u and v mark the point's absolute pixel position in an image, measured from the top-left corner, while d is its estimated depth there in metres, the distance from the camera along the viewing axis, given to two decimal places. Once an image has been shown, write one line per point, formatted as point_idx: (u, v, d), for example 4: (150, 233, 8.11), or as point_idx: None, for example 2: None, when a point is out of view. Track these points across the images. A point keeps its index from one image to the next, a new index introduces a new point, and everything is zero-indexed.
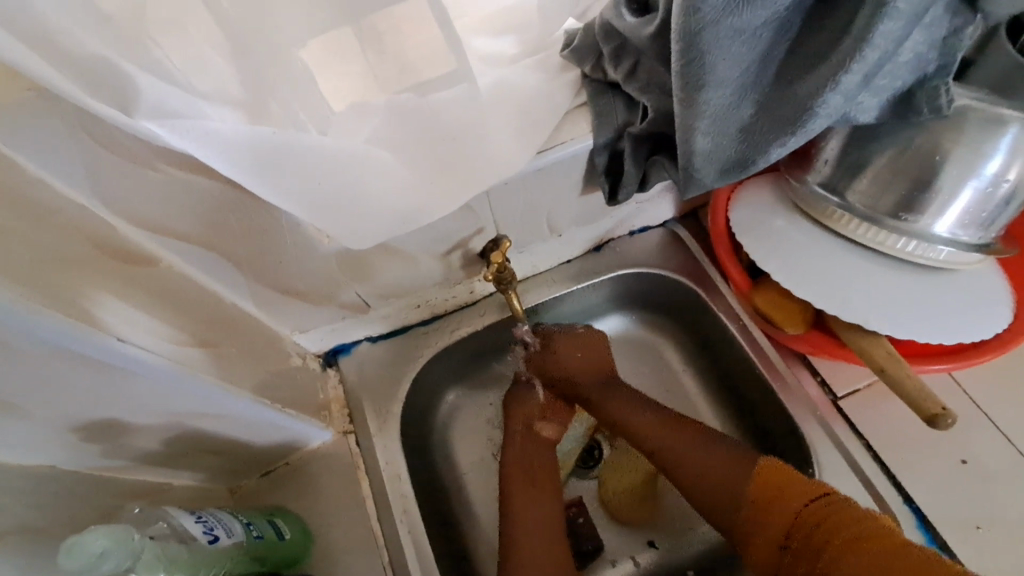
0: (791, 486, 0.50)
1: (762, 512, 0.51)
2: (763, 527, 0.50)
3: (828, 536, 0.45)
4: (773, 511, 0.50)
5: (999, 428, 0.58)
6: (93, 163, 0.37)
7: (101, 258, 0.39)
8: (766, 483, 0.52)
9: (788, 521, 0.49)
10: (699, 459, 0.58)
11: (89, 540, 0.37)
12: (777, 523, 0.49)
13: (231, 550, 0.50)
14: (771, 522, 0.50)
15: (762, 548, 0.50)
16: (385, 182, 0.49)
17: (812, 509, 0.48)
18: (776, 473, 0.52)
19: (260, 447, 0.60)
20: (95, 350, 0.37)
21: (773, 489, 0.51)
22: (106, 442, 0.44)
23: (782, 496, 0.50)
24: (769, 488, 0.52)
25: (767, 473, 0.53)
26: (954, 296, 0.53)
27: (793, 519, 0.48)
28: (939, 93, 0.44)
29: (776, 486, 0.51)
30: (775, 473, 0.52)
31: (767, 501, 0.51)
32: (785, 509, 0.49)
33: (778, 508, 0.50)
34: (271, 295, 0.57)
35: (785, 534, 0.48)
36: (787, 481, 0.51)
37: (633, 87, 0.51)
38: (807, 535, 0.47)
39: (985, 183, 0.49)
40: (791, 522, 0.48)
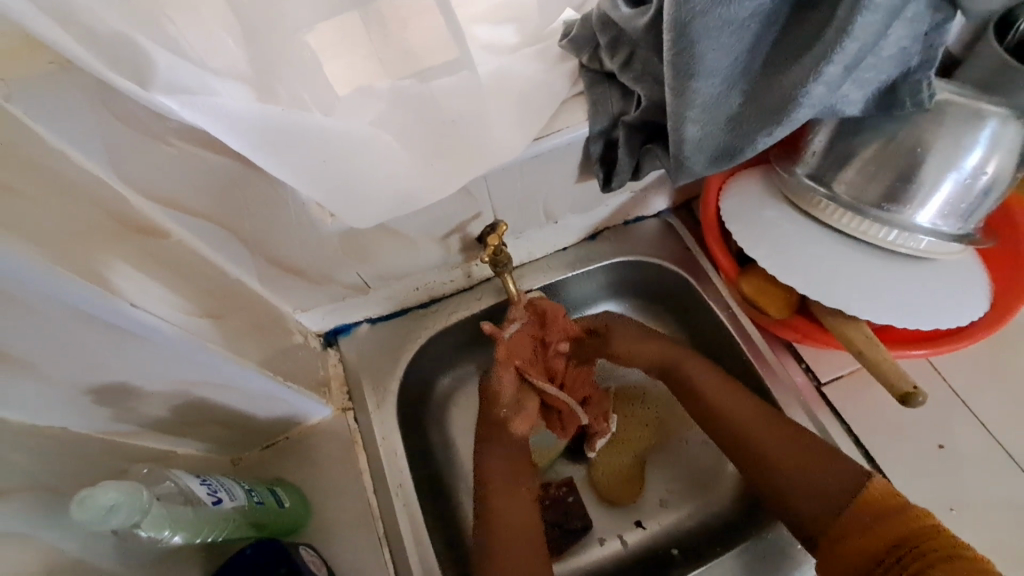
0: (908, 509, 0.48)
1: (862, 524, 0.49)
2: (853, 542, 0.49)
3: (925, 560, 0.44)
4: (873, 525, 0.49)
5: (975, 414, 0.60)
6: (110, 137, 0.39)
7: (115, 227, 0.41)
8: (874, 499, 0.50)
9: (893, 533, 0.47)
10: (797, 454, 0.56)
11: (101, 493, 0.39)
12: (876, 535, 0.48)
13: (232, 514, 0.52)
14: (870, 530, 0.48)
15: (849, 559, 0.49)
16: (387, 163, 0.51)
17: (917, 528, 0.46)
18: (886, 494, 0.50)
19: (262, 420, 0.62)
20: (110, 314, 0.39)
21: (877, 510, 0.49)
22: (117, 406, 0.46)
23: (890, 513, 0.48)
24: (871, 504, 0.50)
25: (877, 493, 0.51)
26: (934, 285, 0.55)
27: (901, 533, 0.46)
28: (921, 87, 0.47)
29: (883, 501, 0.50)
30: (883, 494, 0.50)
31: (871, 515, 0.49)
32: (895, 522, 0.47)
33: (880, 526, 0.48)
34: (275, 272, 0.59)
35: (880, 552, 0.47)
36: (891, 502, 0.49)
37: (628, 76, 0.53)
38: (906, 552, 0.45)
39: (966, 175, 0.51)
40: (900, 536, 0.46)
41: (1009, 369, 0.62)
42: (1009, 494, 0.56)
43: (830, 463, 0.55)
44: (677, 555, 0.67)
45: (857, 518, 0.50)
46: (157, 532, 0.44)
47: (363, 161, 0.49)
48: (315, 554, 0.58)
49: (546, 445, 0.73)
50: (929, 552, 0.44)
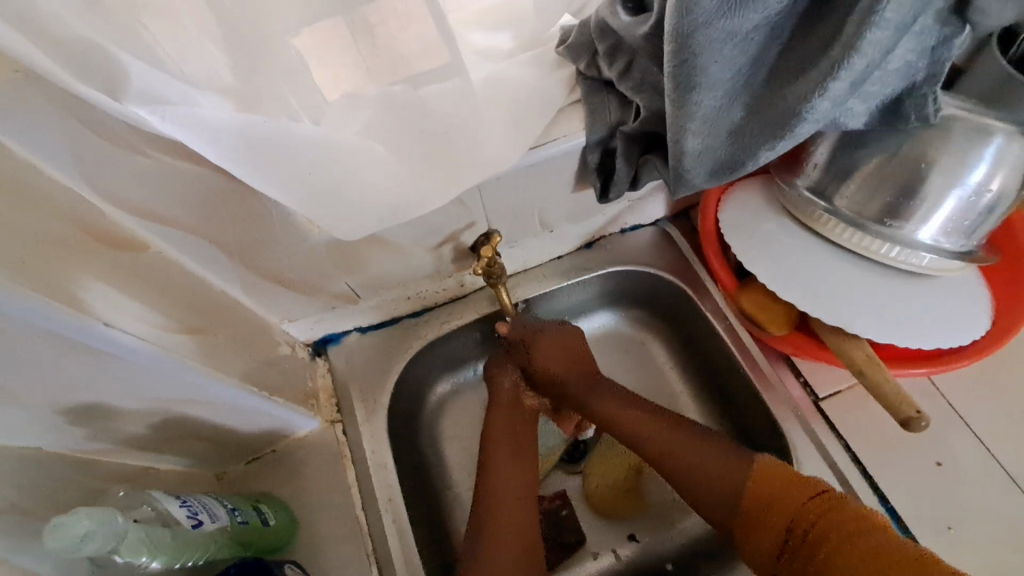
0: (798, 488, 0.51)
1: (761, 509, 0.52)
2: (758, 527, 0.52)
3: (824, 542, 0.46)
4: (768, 510, 0.51)
5: (974, 431, 0.59)
6: (82, 147, 0.37)
7: (88, 241, 0.39)
8: (767, 480, 0.53)
9: (788, 517, 0.50)
10: (699, 449, 0.58)
11: (73, 522, 0.37)
12: (774, 516, 0.51)
13: (214, 534, 0.50)
14: (769, 517, 0.51)
15: (758, 546, 0.51)
16: (376, 174, 0.49)
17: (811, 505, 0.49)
18: (777, 472, 0.53)
19: (247, 434, 0.60)
20: (80, 334, 0.37)
21: (773, 487, 0.52)
22: (92, 425, 0.44)
23: (788, 489, 0.51)
24: (765, 486, 0.53)
25: (766, 474, 0.53)
26: (935, 302, 0.54)
27: (801, 510, 0.49)
28: (927, 102, 0.45)
29: (779, 483, 0.52)
30: (778, 472, 0.53)
31: (764, 496, 0.52)
32: (789, 503, 0.50)
33: (777, 508, 0.51)
34: (260, 283, 0.58)
35: (783, 539, 0.49)
36: (784, 480, 0.52)
37: (627, 85, 0.52)
38: (806, 536, 0.47)
39: (970, 191, 0.50)
40: (791, 519, 0.49)
41: (1008, 386, 0.61)
42: (1007, 514, 0.56)
43: (708, 453, 0.58)
44: (671, 569, 0.67)
45: (755, 504, 0.52)
46: (134, 557, 0.42)
47: (351, 173, 0.48)
48: (300, 572, 0.56)
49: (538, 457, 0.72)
50: (826, 535, 0.46)
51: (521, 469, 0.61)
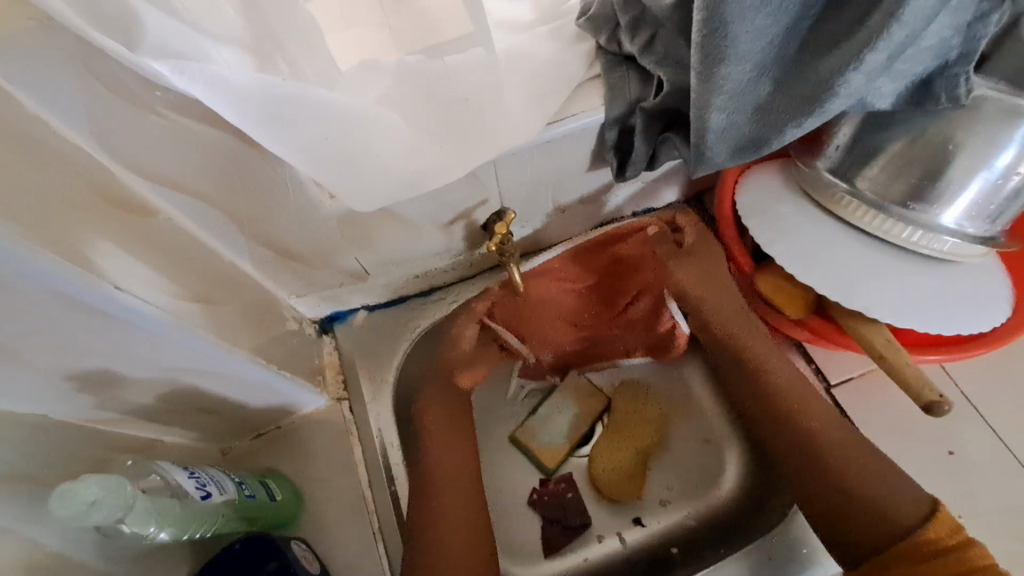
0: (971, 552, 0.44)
1: (921, 554, 0.46)
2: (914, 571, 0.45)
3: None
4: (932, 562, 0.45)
5: (986, 419, 0.59)
6: (95, 105, 0.36)
7: (100, 203, 0.38)
8: (937, 538, 0.46)
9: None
10: (868, 466, 0.52)
11: (83, 488, 0.36)
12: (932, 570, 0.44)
13: (220, 508, 0.50)
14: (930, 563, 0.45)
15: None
16: (392, 143, 0.48)
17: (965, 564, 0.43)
18: (952, 531, 0.46)
19: (253, 409, 0.59)
20: (92, 296, 0.36)
21: (938, 544, 0.45)
22: (100, 393, 0.43)
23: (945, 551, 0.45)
24: (935, 540, 0.46)
25: (944, 528, 0.46)
26: (956, 288, 0.53)
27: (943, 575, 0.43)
28: (958, 82, 0.44)
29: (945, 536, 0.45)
30: (949, 532, 0.46)
31: (931, 547, 0.45)
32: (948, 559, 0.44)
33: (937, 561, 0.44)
34: (269, 255, 0.56)
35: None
36: (960, 543, 0.45)
37: (649, 60, 0.50)
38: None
39: (996, 175, 0.49)
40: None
41: (1023, 376, 0.61)
42: (1021, 503, 0.55)
43: (876, 461, 0.52)
44: (676, 553, 0.66)
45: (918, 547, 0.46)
46: (142, 528, 0.41)
47: (366, 140, 0.46)
48: (307, 549, 0.56)
49: (554, 443, 0.71)
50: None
51: (459, 437, 0.62)
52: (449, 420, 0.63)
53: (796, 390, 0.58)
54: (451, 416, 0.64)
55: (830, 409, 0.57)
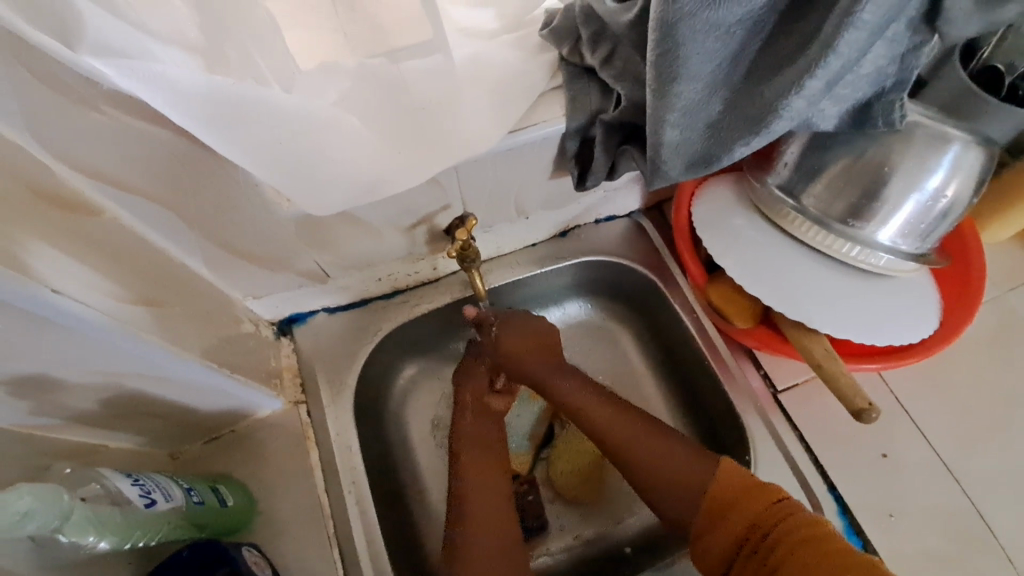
0: (755, 491, 0.50)
1: (714, 521, 0.52)
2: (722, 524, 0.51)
3: (775, 547, 0.46)
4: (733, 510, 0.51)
5: (916, 423, 0.63)
6: (31, 102, 0.34)
7: (36, 203, 0.37)
8: (724, 490, 0.52)
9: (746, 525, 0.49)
10: (676, 471, 0.56)
11: (13, 498, 0.35)
12: (726, 532, 0.50)
13: (167, 515, 0.49)
14: (728, 525, 0.50)
15: (714, 557, 0.51)
16: (348, 148, 0.47)
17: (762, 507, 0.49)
18: (732, 480, 0.52)
19: (204, 413, 0.58)
20: (26, 300, 0.35)
21: (724, 502, 0.52)
22: (37, 398, 0.42)
23: (735, 504, 0.51)
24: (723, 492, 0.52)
25: (725, 478, 0.53)
26: (891, 301, 0.56)
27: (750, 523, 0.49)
28: (893, 107, 0.47)
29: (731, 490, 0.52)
30: (732, 483, 0.52)
31: (719, 508, 0.52)
32: (747, 506, 0.50)
33: (734, 515, 0.50)
34: (223, 256, 0.55)
35: (736, 544, 0.50)
36: (745, 489, 0.51)
37: (608, 74, 0.52)
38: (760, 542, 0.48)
39: (927, 197, 0.52)
40: (748, 531, 0.49)
41: (952, 386, 0.65)
42: (945, 505, 0.59)
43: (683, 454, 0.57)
44: (629, 553, 0.68)
45: (709, 519, 0.52)
46: (80, 537, 0.40)
47: (322, 144, 0.46)
48: (258, 554, 0.55)
49: (522, 449, 0.73)
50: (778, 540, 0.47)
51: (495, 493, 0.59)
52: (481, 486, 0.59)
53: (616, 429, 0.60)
54: (487, 482, 0.59)
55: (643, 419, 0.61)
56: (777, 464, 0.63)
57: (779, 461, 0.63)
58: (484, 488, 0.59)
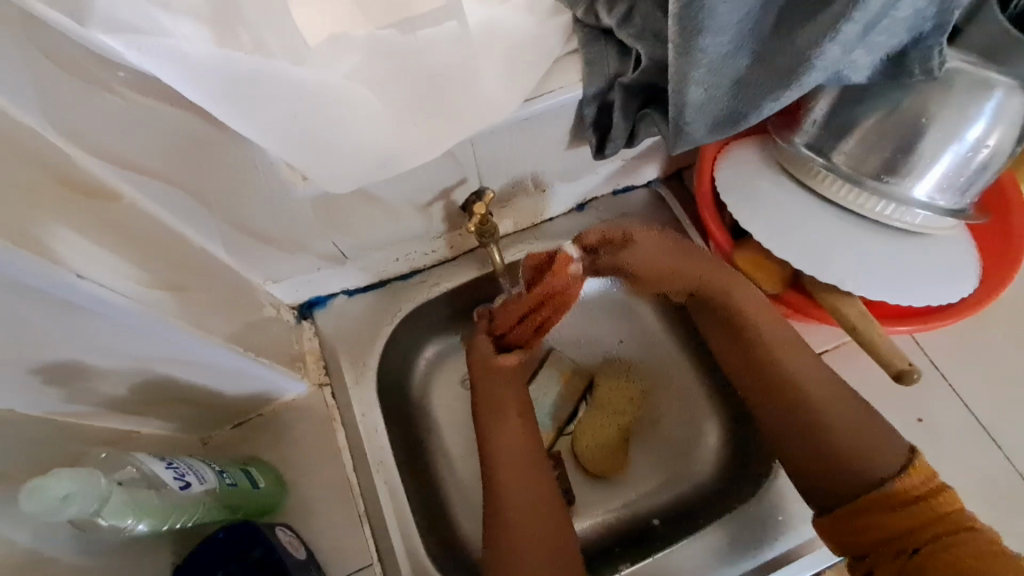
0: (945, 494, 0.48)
1: (893, 504, 0.49)
2: (884, 517, 0.49)
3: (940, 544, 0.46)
4: (908, 510, 0.48)
5: (953, 387, 0.61)
6: (43, 82, 0.34)
7: (58, 188, 0.37)
8: (917, 488, 0.49)
9: (918, 522, 0.47)
10: (857, 443, 0.52)
11: (53, 482, 0.35)
12: (896, 517, 0.48)
13: (202, 497, 0.49)
14: (902, 518, 0.48)
15: (863, 537, 0.49)
16: (365, 122, 0.46)
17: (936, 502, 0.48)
18: (924, 484, 0.49)
19: (234, 396, 0.59)
20: (51, 284, 0.34)
21: (914, 495, 0.49)
22: (69, 385, 0.42)
23: (916, 502, 0.48)
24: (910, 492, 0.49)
25: (918, 473, 0.50)
26: (929, 259, 0.54)
27: (922, 519, 0.47)
28: (932, 54, 0.44)
29: (916, 487, 0.49)
30: (918, 484, 0.49)
31: (900, 496, 0.49)
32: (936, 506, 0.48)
33: (907, 511, 0.48)
34: (242, 240, 0.55)
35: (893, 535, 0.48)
36: (933, 491, 0.49)
37: (626, 33, 0.49)
38: (923, 539, 0.47)
39: (967, 148, 0.50)
40: (917, 526, 0.47)
41: (990, 344, 0.63)
42: (984, 467, 0.58)
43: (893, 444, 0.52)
44: (658, 525, 0.68)
45: (886, 499, 0.49)
46: (120, 521, 0.41)
47: (336, 118, 0.45)
48: (292, 534, 0.56)
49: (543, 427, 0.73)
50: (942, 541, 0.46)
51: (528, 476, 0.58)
52: (516, 472, 0.58)
53: (854, 425, 0.53)
54: (514, 437, 0.60)
55: (856, 400, 0.55)
56: None
57: None
58: (508, 446, 0.59)
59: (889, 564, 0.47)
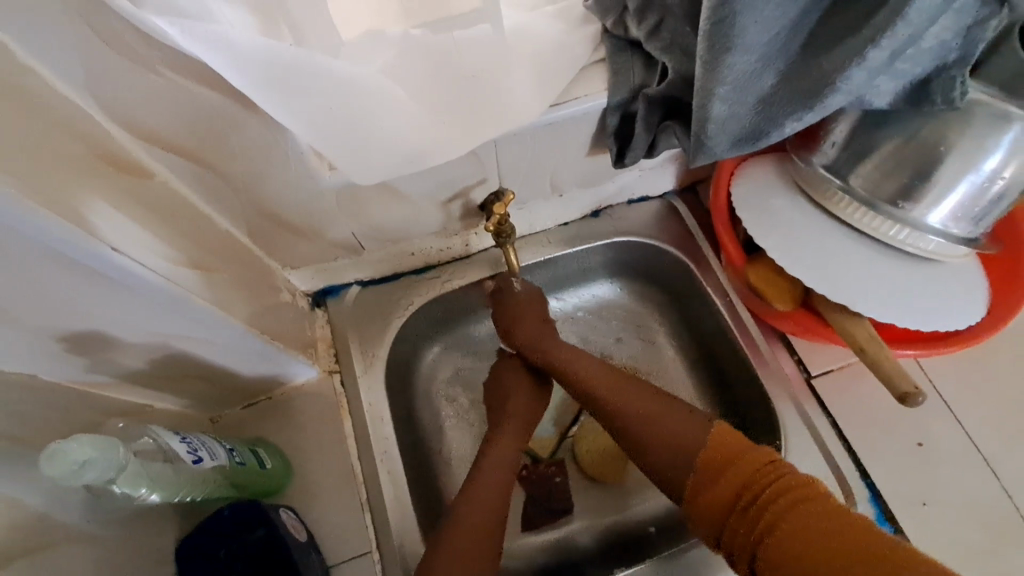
0: (752, 451, 0.48)
1: (711, 474, 0.49)
2: (714, 488, 0.48)
3: (768, 506, 0.45)
4: (725, 472, 0.48)
5: (956, 414, 0.62)
6: (92, 58, 0.35)
7: (97, 162, 0.38)
8: (721, 448, 0.50)
9: (736, 489, 0.47)
10: (669, 432, 0.54)
11: (75, 448, 0.37)
12: (728, 484, 0.48)
13: (212, 473, 0.50)
14: (719, 483, 0.48)
15: (708, 515, 0.48)
16: (394, 116, 0.48)
17: (762, 473, 0.47)
18: (731, 441, 0.50)
19: (246, 378, 0.60)
20: (86, 254, 0.35)
21: (721, 460, 0.49)
22: (92, 355, 0.43)
23: (731, 464, 0.48)
24: (716, 456, 0.50)
25: (719, 439, 0.51)
26: (939, 286, 0.55)
27: (738, 486, 0.47)
28: (954, 84, 0.45)
29: (725, 448, 0.50)
30: (726, 442, 0.50)
31: (721, 461, 0.49)
32: (739, 472, 0.48)
33: (725, 479, 0.48)
34: (265, 224, 0.56)
35: (733, 499, 0.47)
36: (740, 448, 0.49)
37: (654, 46, 0.50)
38: (752, 506, 0.45)
39: (982, 178, 0.50)
40: (738, 492, 0.47)
41: (994, 375, 0.63)
42: (982, 495, 0.58)
43: (693, 420, 0.54)
44: (654, 533, 0.68)
45: (705, 471, 0.50)
46: (133, 489, 0.42)
47: (367, 113, 0.46)
48: (294, 517, 0.57)
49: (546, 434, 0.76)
50: (777, 503, 0.44)
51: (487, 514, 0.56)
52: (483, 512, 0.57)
53: (670, 437, 0.53)
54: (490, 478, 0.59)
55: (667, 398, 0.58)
56: (808, 449, 0.62)
57: (810, 446, 0.62)
58: (484, 485, 0.58)
59: (738, 539, 0.46)
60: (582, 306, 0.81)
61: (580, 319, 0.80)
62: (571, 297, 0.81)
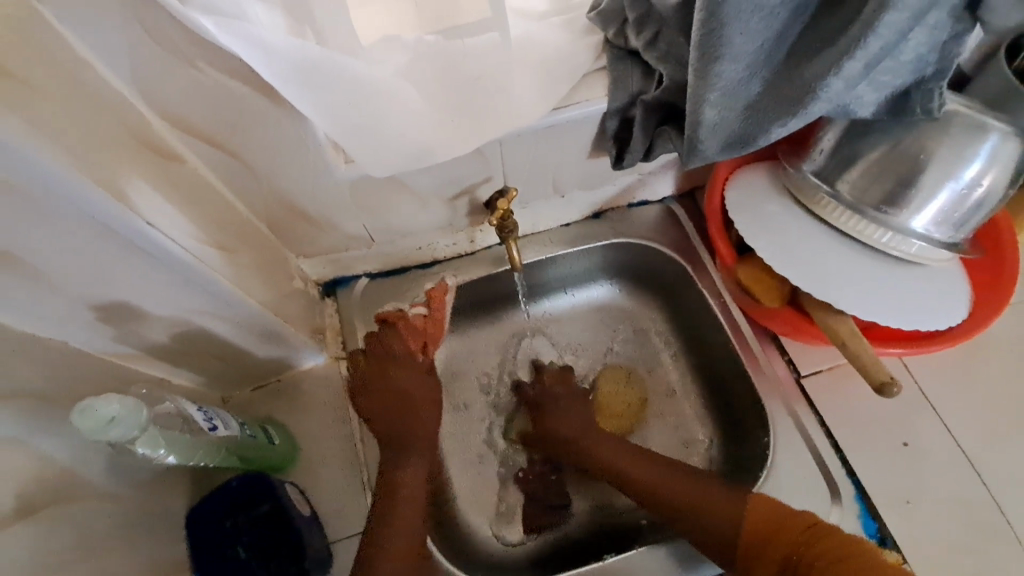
0: (794, 516, 0.53)
1: (758, 539, 0.53)
2: (763, 551, 0.53)
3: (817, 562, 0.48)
4: (771, 539, 0.53)
5: (941, 415, 0.64)
6: (137, 50, 0.39)
7: (136, 145, 0.42)
8: (760, 517, 0.54)
9: (787, 550, 0.51)
10: (701, 497, 0.59)
11: (104, 403, 0.40)
12: (775, 548, 0.52)
13: (224, 442, 0.53)
14: (767, 551, 0.52)
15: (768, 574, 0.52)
16: (407, 114, 0.51)
17: (799, 538, 0.51)
18: (766, 509, 0.55)
19: (258, 359, 0.63)
20: (124, 227, 0.39)
21: (768, 526, 0.53)
22: (120, 326, 0.47)
23: (780, 530, 0.53)
24: (761, 526, 0.54)
25: (763, 505, 0.55)
26: (923, 288, 0.57)
27: (787, 553, 0.51)
28: (933, 96, 0.48)
29: (767, 516, 0.54)
30: (762, 510, 0.55)
31: (766, 530, 0.53)
32: (783, 534, 0.52)
33: (770, 542, 0.52)
34: (282, 213, 0.59)
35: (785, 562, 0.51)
36: (780, 516, 0.53)
37: (652, 55, 0.54)
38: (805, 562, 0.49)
39: (962, 186, 0.53)
40: (789, 555, 0.51)
41: (979, 378, 0.65)
42: (965, 495, 0.60)
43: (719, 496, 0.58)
44: (646, 526, 0.69)
45: (751, 535, 0.54)
46: (152, 450, 0.45)
47: (383, 109, 0.50)
48: (299, 492, 0.59)
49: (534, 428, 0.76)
50: (820, 561, 0.48)
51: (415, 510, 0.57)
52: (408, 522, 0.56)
53: (694, 497, 0.59)
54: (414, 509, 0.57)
55: (681, 468, 0.63)
56: (795, 446, 0.64)
57: (797, 443, 0.64)
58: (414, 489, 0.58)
59: None
60: (581, 305, 0.83)
61: (579, 317, 0.83)
62: (570, 296, 0.83)
